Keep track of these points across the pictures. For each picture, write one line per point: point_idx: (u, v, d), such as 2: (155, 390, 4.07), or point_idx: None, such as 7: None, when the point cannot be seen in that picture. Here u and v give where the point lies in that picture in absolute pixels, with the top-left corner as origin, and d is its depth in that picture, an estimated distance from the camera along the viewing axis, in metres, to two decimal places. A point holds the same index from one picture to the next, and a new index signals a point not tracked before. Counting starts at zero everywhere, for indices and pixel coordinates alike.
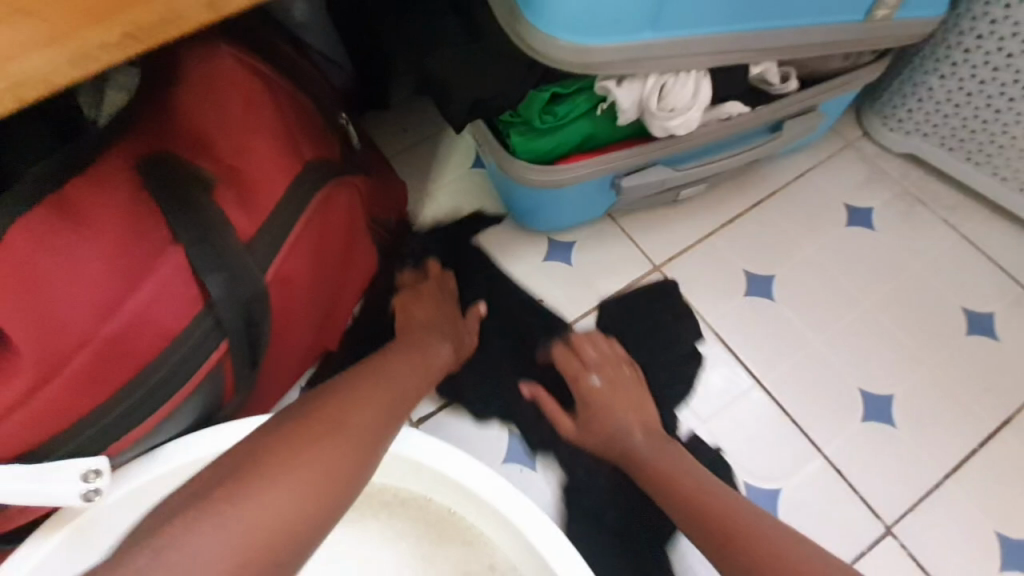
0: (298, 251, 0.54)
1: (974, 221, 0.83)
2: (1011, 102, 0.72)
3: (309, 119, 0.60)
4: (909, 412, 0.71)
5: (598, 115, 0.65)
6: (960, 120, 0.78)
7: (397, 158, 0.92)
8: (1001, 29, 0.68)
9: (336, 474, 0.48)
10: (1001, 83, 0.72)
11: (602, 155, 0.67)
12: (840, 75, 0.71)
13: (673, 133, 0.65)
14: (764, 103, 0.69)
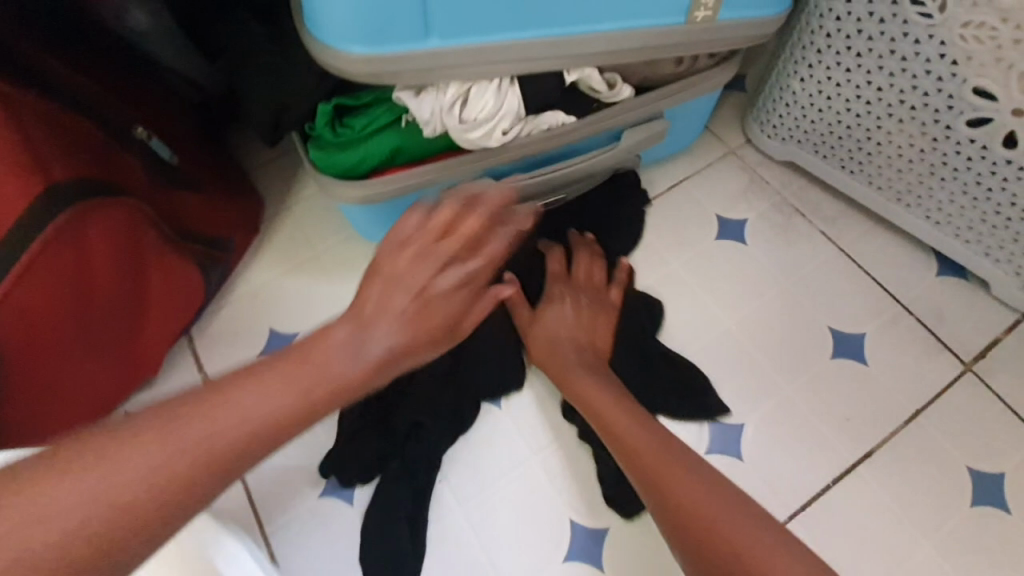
0: (35, 278, 0.51)
1: (853, 234, 0.77)
2: (870, 106, 0.67)
3: (76, 135, 0.56)
4: (759, 444, 0.66)
5: (404, 127, 0.61)
6: (826, 127, 0.72)
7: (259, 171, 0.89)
8: (846, 27, 0.63)
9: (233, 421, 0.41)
10: (857, 85, 0.66)
11: (413, 169, 0.63)
12: (676, 82, 0.67)
13: (480, 145, 0.61)
14: (591, 112, 0.65)
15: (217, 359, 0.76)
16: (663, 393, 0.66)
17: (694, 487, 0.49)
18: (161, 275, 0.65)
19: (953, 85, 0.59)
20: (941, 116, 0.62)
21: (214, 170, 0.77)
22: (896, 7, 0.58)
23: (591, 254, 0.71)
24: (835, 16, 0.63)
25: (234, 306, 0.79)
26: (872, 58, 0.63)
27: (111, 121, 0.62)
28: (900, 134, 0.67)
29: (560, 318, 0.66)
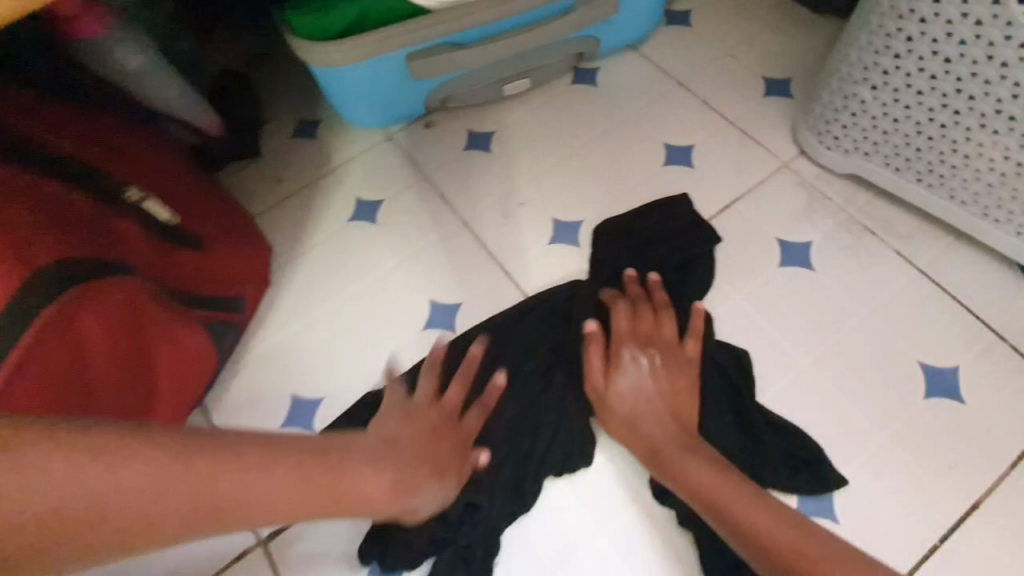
0: (20, 386, 0.43)
1: (932, 252, 0.69)
2: (959, 116, 0.59)
3: (60, 211, 0.49)
4: (853, 499, 0.59)
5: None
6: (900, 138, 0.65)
7: (267, 215, 0.82)
8: (932, 30, 0.55)
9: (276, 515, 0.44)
10: (941, 94, 0.59)
11: (379, 34, 0.69)
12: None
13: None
14: None
15: (236, 433, 0.67)
16: (762, 466, 0.60)
17: (768, 514, 0.52)
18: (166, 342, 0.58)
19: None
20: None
21: (218, 222, 0.69)
22: (999, 9, 0.50)
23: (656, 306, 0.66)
24: (918, 19, 0.55)
25: (250, 370, 0.71)
26: (964, 64, 0.55)
27: (101, 185, 0.54)
28: (993, 147, 0.59)
29: (634, 380, 0.61)
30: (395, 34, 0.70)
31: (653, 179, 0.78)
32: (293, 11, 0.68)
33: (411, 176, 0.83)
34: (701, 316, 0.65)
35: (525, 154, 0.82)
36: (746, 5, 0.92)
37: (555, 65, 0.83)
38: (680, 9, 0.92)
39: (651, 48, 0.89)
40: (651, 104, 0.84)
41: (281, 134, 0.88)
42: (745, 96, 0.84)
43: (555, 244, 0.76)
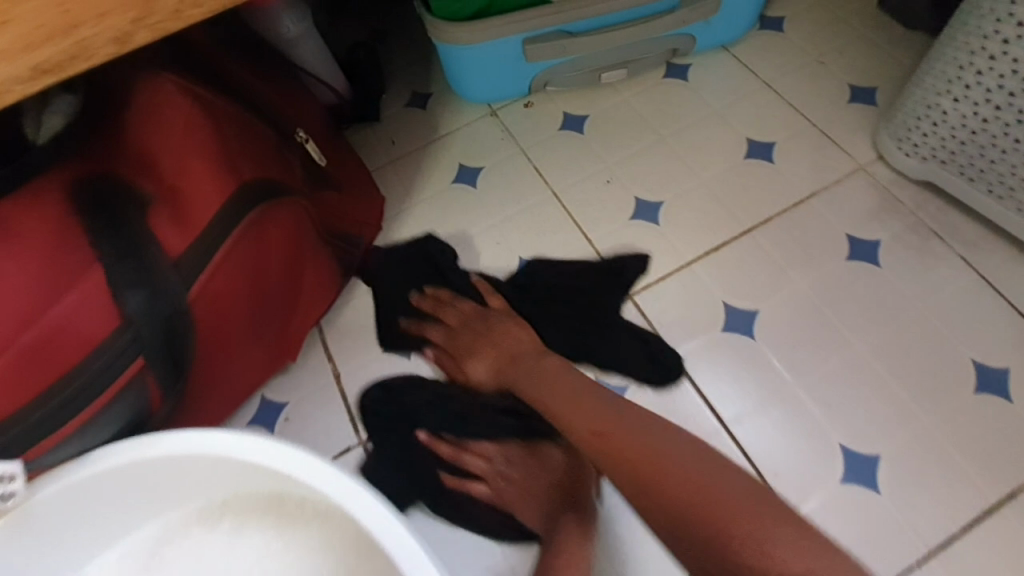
0: (223, 272, 0.55)
1: (995, 261, 0.75)
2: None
3: (259, 141, 0.60)
4: (895, 475, 0.66)
5: None
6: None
7: (380, 170, 0.93)
8: (1013, 50, 0.61)
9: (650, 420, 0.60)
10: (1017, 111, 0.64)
11: (506, 16, 0.78)
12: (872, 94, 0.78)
13: None
14: None
15: (347, 351, 0.79)
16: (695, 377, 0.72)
17: None
18: (316, 262, 0.69)
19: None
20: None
21: (349, 168, 0.81)
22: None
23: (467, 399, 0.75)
24: (1001, 39, 0.61)
25: (360, 300, 0.82)
26: None
27: (280, 125, 0.66)
28: None
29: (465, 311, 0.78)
30: (520, 18, 0.79)
31: (734, 170, 0.85)
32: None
33: (509, 149, 0.92)
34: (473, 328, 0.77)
35: (615, 137, 0.90)
36: (839, 16, 0.97)
37: (652, 57, 0.91)
38: (774, 14, 0.98)
39: (743, 50, 0.95)
40: (737, 101, 0.91)
41: (397, 102, 0.99)
42: (830, 102, 0.89)
43: (636, 220, 0.83)
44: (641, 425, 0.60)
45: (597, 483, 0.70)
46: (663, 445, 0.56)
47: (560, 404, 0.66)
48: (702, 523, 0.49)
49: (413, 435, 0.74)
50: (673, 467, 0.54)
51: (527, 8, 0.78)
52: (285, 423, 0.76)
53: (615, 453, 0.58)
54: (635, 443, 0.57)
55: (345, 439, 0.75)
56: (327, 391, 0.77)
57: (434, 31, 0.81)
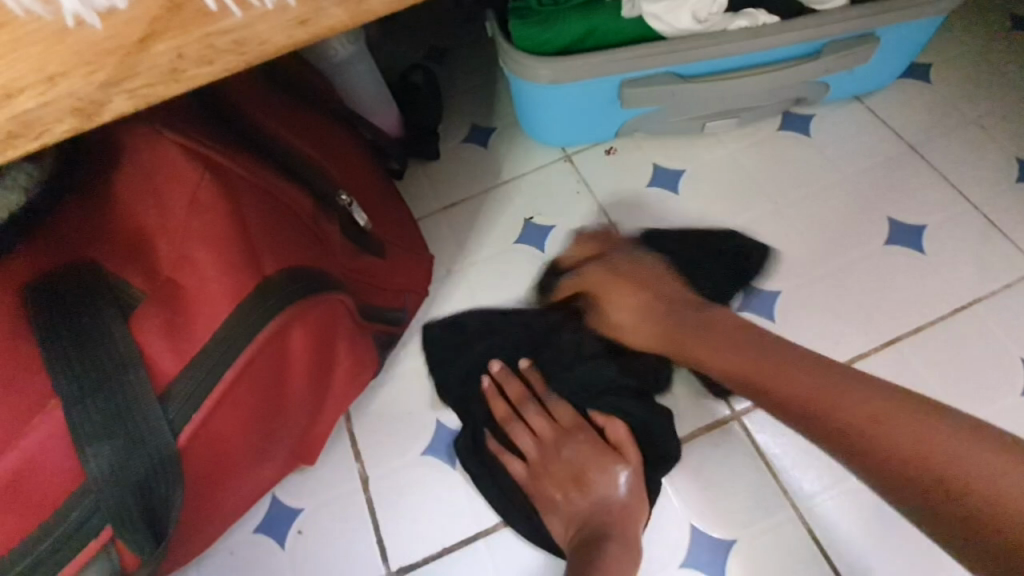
0: (226, 403, 0.42)
1: None
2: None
3: (288, 216, 0.46)
4: None
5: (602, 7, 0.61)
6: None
7: (431, 219, 0.80)
8: None
9: (784, 368, 0.49)
10: None
11: (602, 53, 0.63)
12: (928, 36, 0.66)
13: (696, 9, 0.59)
14: (796, 17, 0.61)
15: (379, 451, 0.65)
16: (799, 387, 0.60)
17: None
18: (352, 359, 0.54)
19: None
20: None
21: (395, 226, 0.67)
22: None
23: (541, 389, 0.63)
24: None
25: (399, 382, 0.68)
26: None
27: (316, 187, 0.52)
28: None
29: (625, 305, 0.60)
30: (616, 59, 0.63)
31: (870, 256, 0.68)
32: (518, 20, 0.63)
33: (587, 206, 0.78)
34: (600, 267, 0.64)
35: (718, 205, 0.75)
36: (1001, 64, 0.79)
37: (769, 108, 0.74)
38: (918, 60, 0.80)
39: (881, 102, 0.78)
40: (875, 167, 0.73)
41: (456, 136, 0.85)
42: (993, 175, 0.71)
43: (744, 311, 0.67)
44: (741, 355, 0.52)
45: (634, 553, 0.54)
46: (767, 363, 0.50)
47: (736, 361, 0.52)
48: (944, 480, 0.39)
49: (456, 566, 0.59)
50: (808, 381, 0.48)
51: (628, 45, 0.63)
52: (297, 537, 0.62)
53: (807, 414, 0.47)
54: (755, 359, 0.51)
55: (368, 567, 0.60)
56: (349, 498, 0.63)
57: (510, 63, 0.66)
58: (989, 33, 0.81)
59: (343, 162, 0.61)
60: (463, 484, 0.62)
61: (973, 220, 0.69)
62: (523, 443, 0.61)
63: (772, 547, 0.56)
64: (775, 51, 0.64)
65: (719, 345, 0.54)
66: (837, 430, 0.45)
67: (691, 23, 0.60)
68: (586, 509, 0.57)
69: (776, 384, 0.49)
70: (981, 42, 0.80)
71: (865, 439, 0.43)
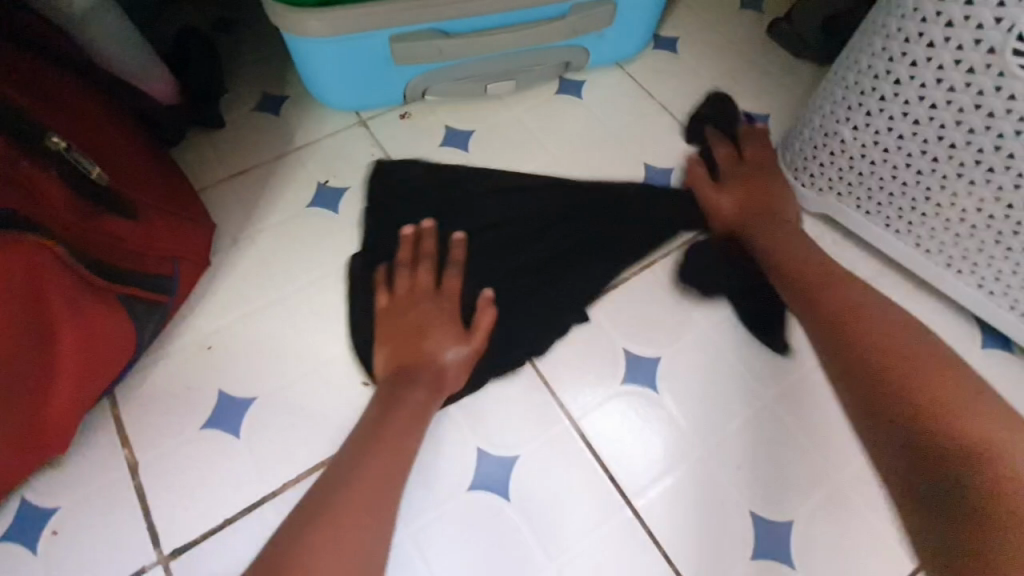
0: None
1: (894, 296, 0.70)
2: (995, 117, 0.52)
3: None
4: (806, 543, 0.59)
5: None
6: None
7: (216, 188, 0.75)
8: (906, 91, 0.56)
9: (945, 398, 0.53)
10: (912, 151, 0.59)
11: (363, 6, 0.64)
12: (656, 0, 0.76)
13: None
14: None
15: (151, 432, 0.59)
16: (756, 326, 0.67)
17: None
18: (81, 321, 0.51)
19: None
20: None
21: (159, 188, 0.62)
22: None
23: (434, 270, 0.68)
24: (894, 79, 0.56)
25: (174, 357, 0.63)
26: (932, 126, 0.56)
27: (21, 131, 0.48)
28: (937, 218, 0.63)
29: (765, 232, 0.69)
30: (378, 13, 0.65)
31: (631, 197, 0.77)
32: None
33: (381, 166, 0.78)
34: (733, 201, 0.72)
35: (506, 160, 0.79)
36: (731, 37, 0.93)
37: (543, 71, 0.81)
38: (669, 35, 0.93)
39: (640, 69, 0.88)
40: (635, 124, 0.84)
41: (245, 105, 0.81)
42: (726, 125, 0.84)
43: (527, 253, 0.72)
44: (916, 338, 0.58)
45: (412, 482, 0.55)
46: (933, 378, 0.54)
47: (880, 358, 0.57)
48: (962, 466, 0.49)
49: (239, 538, 0.56)
50: (973, 415, 0.51)
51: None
52: (52, 538, 0.55)
53: (902, 404, 0.54)
54: (925, 369, 0.55)
55: (137, 557, 0.55)
56: (115, 487, 0.57)
57: (272, 15, 0.65)
58: (722, 12, 0.96)
59: (85, 122, 0.57)
60: (247, 452, 0.59)
61: (709, 163, 0.80)
62: (389, 299, 0.65)
63: (548, 458, 0.61)
64: (527, 11, 0.70)
65: (899, 344, 0.57)
66: (936, 405, 0.52)
67: None
68: (392, 390, 0.59)
69: (921, 388, 0.54)
70: (717, 19, 0.95)
71: (933, 423, 0.52)
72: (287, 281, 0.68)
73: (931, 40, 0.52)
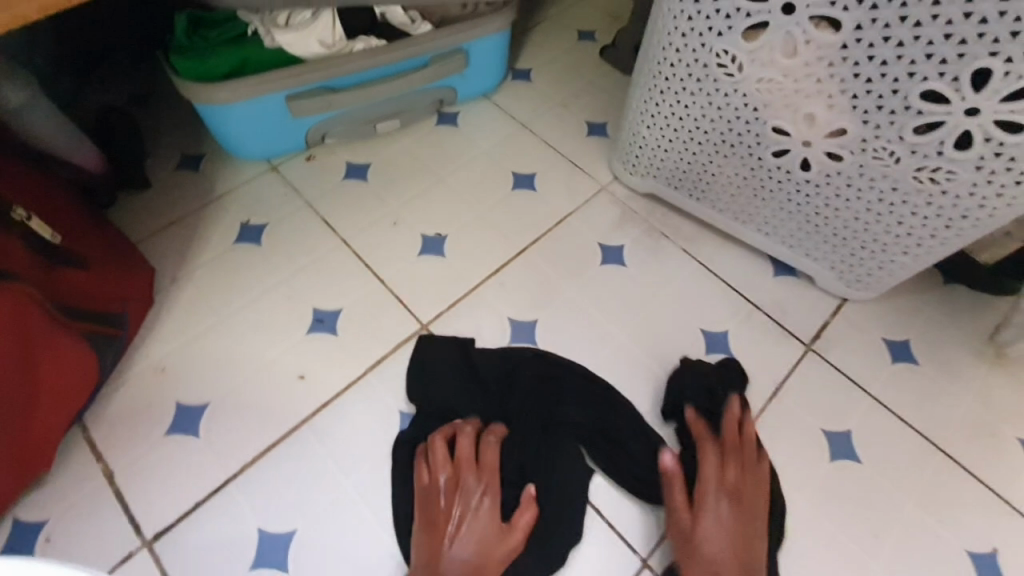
0: None
1: (707, 248, 0.93)
2: (721, 109, 0.74)
3: None
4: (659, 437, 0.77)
5: (247, 41, 0.78)
6: (869, 228, 0.75)
7: (150, 239, 0.87)
8: (668, 97, 0.78)
9: (750, 565, 0.65)
10: (686, 138, 0.81)
11: (258, 77, 0.80)
12: (499, 43, 0.96)
13: (321, 39, 0.79)
14: (399, 40, 0.86)
15: (122, 444, 0.71)
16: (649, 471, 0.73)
17: None
18: (53, 355, 0.63)
19: (777, 100, 0.68)
20: (764, 128, 0.72)
21: (102, 244, 0.75)
22: (730, 20, 0.65)
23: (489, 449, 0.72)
24: (659, 90, 0.78)
25: (134, 381, 0.74)
26: (691, 120, 0.78)
27: None
28: (718, 184, 0.85)
29: (719, 512, 0.67)
30: (273, 80, 0.81)
31: (503, 200, 0.96)
32: (179, 56, 0.76)
33: (294, 201, 0.92)
34: (701, 423, 0.75)
35: (400, 182, 0.96)
36: (573, 64, 1.16)
37: (421, 109, 0.99)
38: (523, 67, 1.14)
39: (502, 98, 1.08)
40: (502, 142, 1.03)
41: (168, 166, 0.94)
42: (574, 135, 1.05)
43: (423, 255, 0.88)
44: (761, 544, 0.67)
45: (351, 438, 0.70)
46: (749, 559, 0.66)
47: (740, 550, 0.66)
48: None
49: (209, 515, 0.68)
50: None
51: (277, 68, 0.80)
52: (46, 544, 0.65)
53: (724, 575, 0.65)
54: (760, 553, 0.67)
55: (124, 545, 0.66)
56: (95, 493, 0.68)
57: (184, 92, 0.79)
58: (564, 45, 1.18)
59: (34, 196, 0.69)
60: (207, 446, 0.72)
61: (562, 166, 1.01)
62: (458, 497, 0.68)
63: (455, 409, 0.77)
64: (395, 65, 0.88)
65: (747, 547, 0.66)
66: (743, 575, 0.65)
67: (321, 48, 0.80)
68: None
69: (749, 566, 0.65)
70: (561, 53, 1.17)
71: (744, 572, 0.65)
72: (223, 305, 0.81)
73: (671, 62, 0.74)
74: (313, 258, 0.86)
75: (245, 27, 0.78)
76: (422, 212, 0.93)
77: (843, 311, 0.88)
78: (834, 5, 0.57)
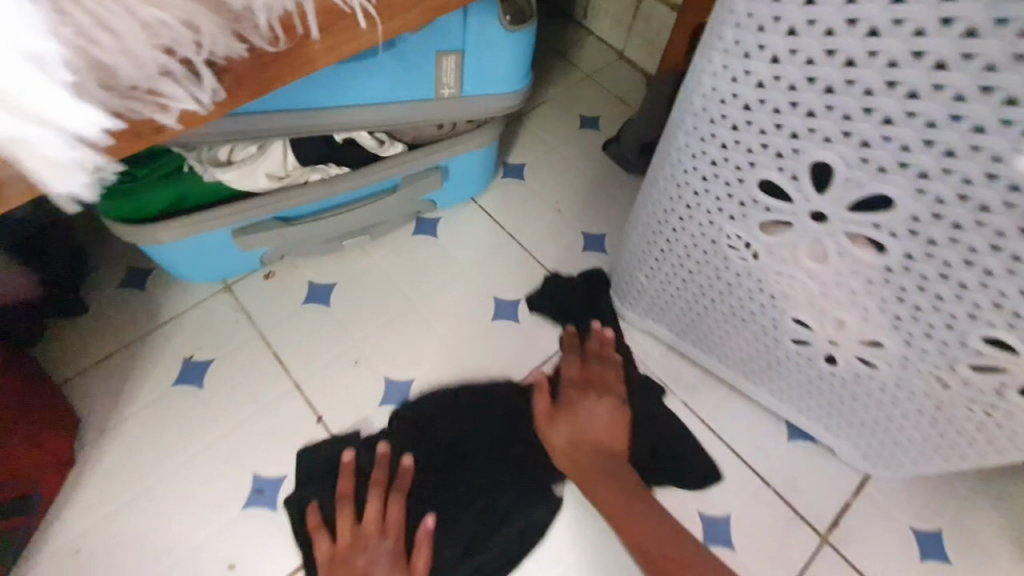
0: None
1: (710, 403, 0.81)
2: (732, 286, 0.62)
3: None
4: None
5: (183, 177, 0.69)
6: (904, 429, 0.63)
7: (80, 380, 0.78)
8: (669, 258, 0.66)
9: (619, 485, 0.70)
10: (688, 300, 0.70)
11: (198, 215, 0.70)
12: (484, 155, 0.86)
13: (270, 173, 0.70)
14: (365, 165, 0.75)
15: None
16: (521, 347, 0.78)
17: None
18: None
19: (799, 296, 0.56)
20: (783, 317, 0.60)
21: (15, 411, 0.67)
22: (745, 208, 0.53)
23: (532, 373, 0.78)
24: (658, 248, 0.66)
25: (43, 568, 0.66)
26: (695, 286, 0.67)
27: None
28: (726, 347, 0.73)
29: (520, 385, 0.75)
30: (215, 217, 0.71)
31: (481, 333, 0.85)
32: (104, 196, 0.67)
33: (245, 334, 0.82)
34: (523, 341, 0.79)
35: (365, 309, 0.85)
36: (572, 157, 1.04)
37: (397, 222, 0.88)
38: (516, 161, 1.03)
39: (490, 201, 0.97)
40: (484, 256, 0.92)
41: (110, 285, 0.85)
42: (568, 248, 0.94)
43: (384, 405, 0.78)
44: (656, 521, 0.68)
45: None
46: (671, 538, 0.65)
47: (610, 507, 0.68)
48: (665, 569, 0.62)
49: None
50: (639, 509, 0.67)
51: (220, 204, 0.70)
52: None
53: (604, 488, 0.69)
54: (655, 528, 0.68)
55: None
56: None
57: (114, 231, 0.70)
58: (564, 133, 1.07)
59: None
60: None
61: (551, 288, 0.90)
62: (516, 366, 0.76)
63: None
64: (361, 189, 0.78)
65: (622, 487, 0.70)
66: (625, 490, 0.68)
67: (269, 181, 0.70)
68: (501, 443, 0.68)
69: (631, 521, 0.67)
70: (560, 141, 1.06)
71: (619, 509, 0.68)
72: (154, 468, 0.72)
73: (673, 227, 0.62)
74: (260, 406, 0.77)
75: (181, 161, 0.69)
76: (390, 345, 0.82)
77: (865, 491, 0.76)
78: (878, 229, 0.44)
